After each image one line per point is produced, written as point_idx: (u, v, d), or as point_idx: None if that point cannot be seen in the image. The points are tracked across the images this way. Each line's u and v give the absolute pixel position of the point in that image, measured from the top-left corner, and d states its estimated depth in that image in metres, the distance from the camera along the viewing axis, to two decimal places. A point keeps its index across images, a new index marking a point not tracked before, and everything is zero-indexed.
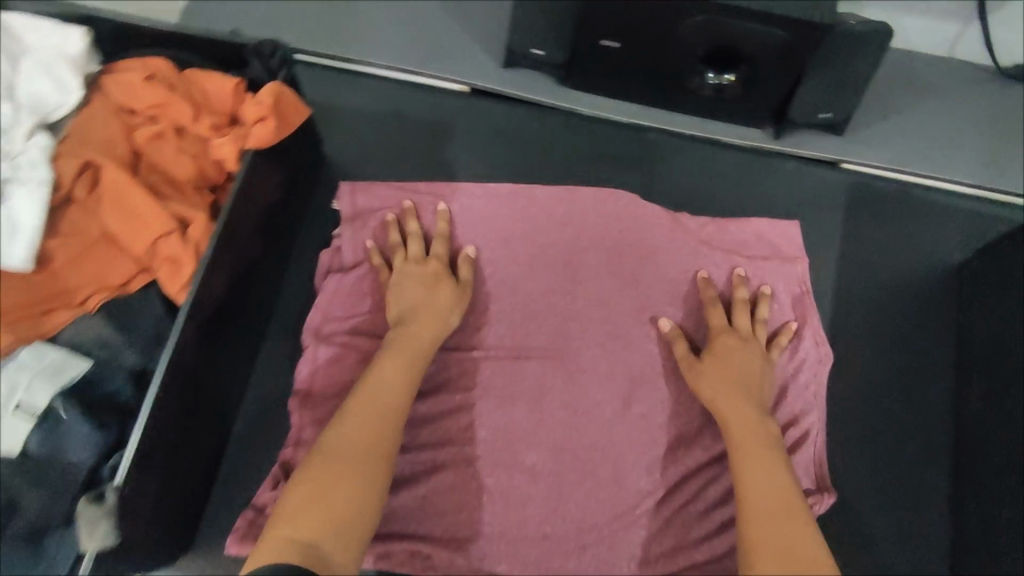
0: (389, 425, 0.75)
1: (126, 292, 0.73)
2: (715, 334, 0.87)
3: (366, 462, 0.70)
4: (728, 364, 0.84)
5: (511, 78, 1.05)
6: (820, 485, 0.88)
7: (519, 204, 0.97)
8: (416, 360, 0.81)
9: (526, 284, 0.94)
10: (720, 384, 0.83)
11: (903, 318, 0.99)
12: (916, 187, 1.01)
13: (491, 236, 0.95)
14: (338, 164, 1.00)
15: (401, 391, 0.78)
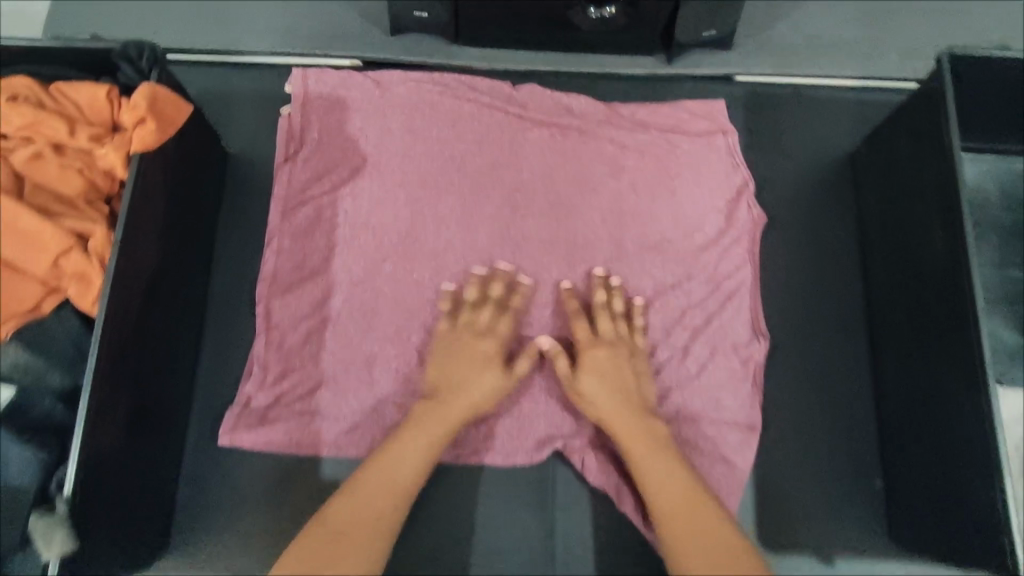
0: (388, 505, 0.74)
1: (39, 316, 0.67)
2: (584, 349, 0.83)
3: (361, 529, 0.72)
4: (609, 374, 0.82)
5: (396, 44, 0.99)
6: (754, 332, 0.89)
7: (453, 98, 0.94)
8: (445, 431, 0.79)
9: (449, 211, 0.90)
10: (601, 400, 0.81)
11: (811, 220, 0.96)
12: (805, 90, 1.00)
13: (404, 158, 0.91)
14: (237, 157, 0.95)
15: (411, 459, 0.77)
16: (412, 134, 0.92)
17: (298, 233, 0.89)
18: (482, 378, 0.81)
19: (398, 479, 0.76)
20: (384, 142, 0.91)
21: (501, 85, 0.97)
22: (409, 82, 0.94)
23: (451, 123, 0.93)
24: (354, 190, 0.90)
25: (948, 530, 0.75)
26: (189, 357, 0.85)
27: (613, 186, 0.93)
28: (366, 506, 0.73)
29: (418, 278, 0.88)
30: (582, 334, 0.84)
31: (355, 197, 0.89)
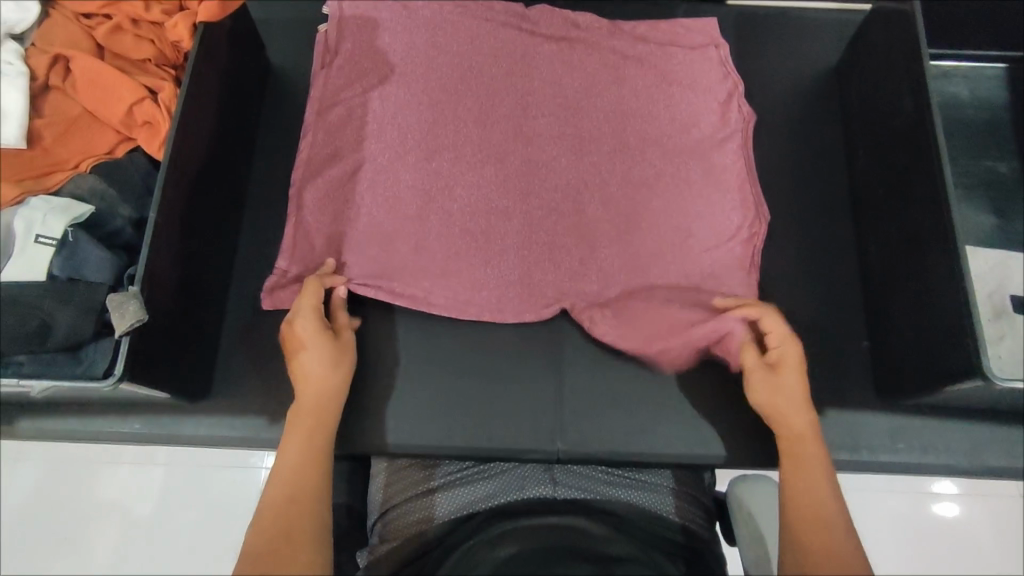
0: (316, 482, 0.69)
1: (113, 159, 0.78)
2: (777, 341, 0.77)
3: (305, 507, 0.66)
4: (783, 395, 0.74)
5: None
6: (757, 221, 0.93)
7: (474, 16, 1.01)
8: (326, 411, 0.74)
9: (467, 101, 0.96)
10: (779, 393, 0.75)
11: (801, 121, 1.03)
12: (790, 11, 1.10)
13: (422, 54, 0.98)
14: (276, 70, 1.06)
15: (314, 427, 0.72)
16: (432, 48, 0.99)
17: (326, 127, 0.96)
18: (333, 362, 0.76)
19: (313, 443, 0.71)
20: (408, 54, 0.98)
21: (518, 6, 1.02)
22: (434, 5, 1.01)
23: (468, 39, 0.99)
24: (381, 93, 0.96)
25: (928, 361, 0.80)
26: (228, 231, 0.93)
27: (617, 91, 0.98)
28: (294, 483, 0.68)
29: (437, 168, 0.93)
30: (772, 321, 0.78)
31: (382, 98, 0.95)
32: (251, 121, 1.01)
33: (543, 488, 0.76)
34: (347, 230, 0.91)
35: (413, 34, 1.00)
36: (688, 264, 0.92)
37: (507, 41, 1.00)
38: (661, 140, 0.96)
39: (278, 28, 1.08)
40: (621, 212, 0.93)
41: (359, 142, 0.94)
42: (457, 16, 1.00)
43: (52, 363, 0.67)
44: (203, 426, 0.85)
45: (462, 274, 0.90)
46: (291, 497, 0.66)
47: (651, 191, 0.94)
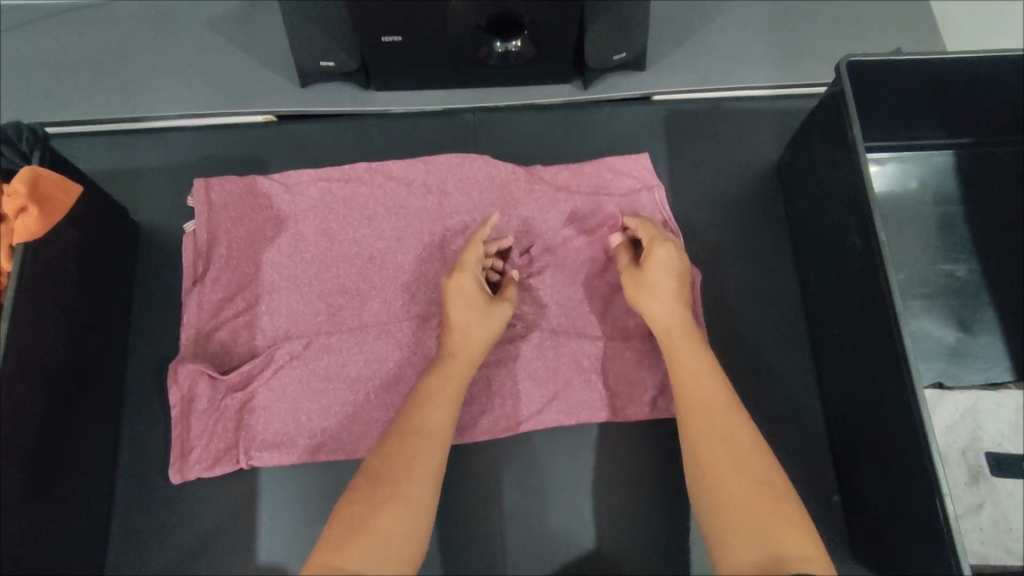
0: (427, 475, 0.67)
1: None
2: (652, 245, 0.82)
3: (408, 486, 0.66)
4: (666, 275, 0.80)
5: (306, 95, 0.96)
6: None
7: (375, 183, 0.92)
8: (463, 375, 0.77)
9: (377, 275, 0.89)
10: (653, 296, 0.79)
11: (744, 232, 0.94)
12: (723, 103, 1.00)
13: (321, 226, 0.91)
14: (149, 227, 0.91)
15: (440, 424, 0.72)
16: (322, 239, 0.90)
17: (210, 348, 0.84)
18: (459, 373, 0.77)
19: (432, 430, 0.71)
20: (295, 252, 0.90)
21: (416, 165, 0.93)
22: (318, 182, 0.92)
23: (381, 233, 0.91)
24: (271, 303, 0.87)
25: (906, 548, 0.72)
26: (105, 445, 0.80)
27: (544, 264, 0.90)
28: (404, 462, 0.67)
29: (349, 395, 0.83)
30: (657, 252, 0.81)
31: (271, 308, 0.87)
32: (125, 299, 0.87)
33: None
34: (251, 441, 0.80)
35: (306, 194, 0.92)
36: (633, 464, 0.85)
37: (413, 204, 0.92)
38: (590, 319, 0.89)
39: (146, 174, 0.93)
40: (550, 414, 0.85)
41: (253, 355, 0.85)
42: (358, 210, 0.92)
43: None
44: None
45: None
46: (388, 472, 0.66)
47: (585, 386, 0.86)
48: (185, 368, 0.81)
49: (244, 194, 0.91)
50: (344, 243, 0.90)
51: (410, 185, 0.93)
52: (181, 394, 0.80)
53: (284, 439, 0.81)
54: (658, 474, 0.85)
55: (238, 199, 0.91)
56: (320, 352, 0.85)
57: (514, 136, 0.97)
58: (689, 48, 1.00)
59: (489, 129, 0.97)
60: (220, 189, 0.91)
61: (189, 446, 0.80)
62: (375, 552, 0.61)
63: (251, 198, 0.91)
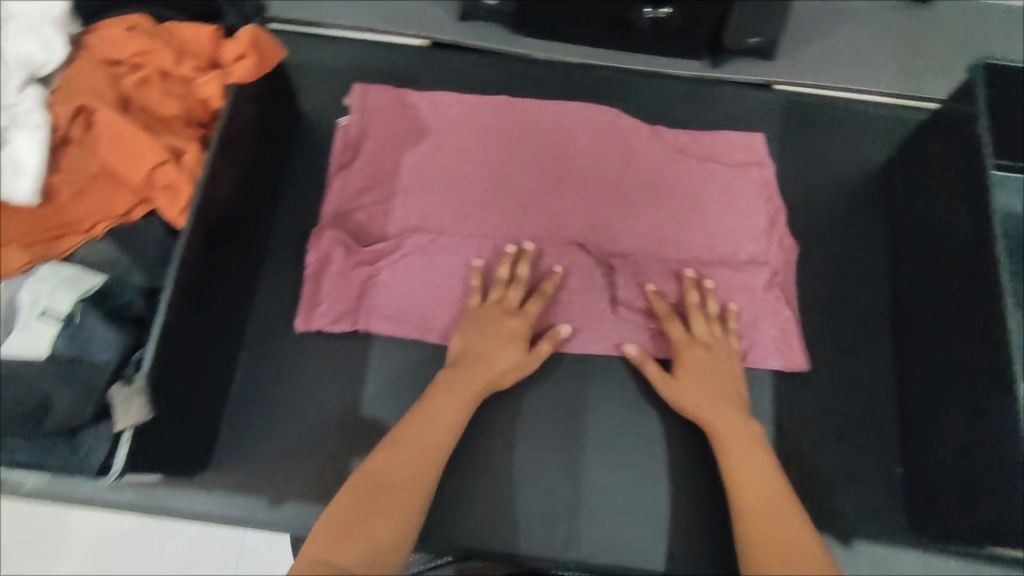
0: (416, 487, 0.72)
1: (129, 222, 0.74)
2: (681, 348, 0.84)
3: (402, 504, 0.70)
4: (704, 375, 0.82)
5: (463, 28, 1.07)
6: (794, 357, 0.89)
7: (512, 113, 1.01)
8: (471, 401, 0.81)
9: (502, 193, 0.97)
10: (694, 379, 0.82)
11: (845, 220, 0.99)
12: (840, 101, 1.06)
13: (459, 140, 0.99)
14: (308, 118, 1.02)
15: (432, 443, 0.77)
16: (457, 153, 0.99)
17: (346, 226, 0.94)
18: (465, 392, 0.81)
19: (428, 453, 0.76)
20: (431, 159, 0.98)
21: (551, 105, 1.02)
22: (462, 103, 1.01)
23: (512, 156, 0.99)
24: (404, 198, 0.96)
25: (972, 516, 0.76)
26: (244, 290, 0.89)
27: (653, 212, 0.97)
28: (396, 480, 0.72)
29: (461, 289, 0.91)
30: (692, 352, 0.84)
31: (404, 203, 0.96)
32: (279, 173, 0.97)
33: None
34: (371, 310, 0.89)
35: (449, 112, 1.01)
36: None
37: (544, 137, 1.00)
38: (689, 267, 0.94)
39: (312, 73, 1.05)
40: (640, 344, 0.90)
41: (383, 239, 0.93)
42: (494, 132, 1.00)
43: (44, 450, 0.64)
44: (201, 497, 0.82)
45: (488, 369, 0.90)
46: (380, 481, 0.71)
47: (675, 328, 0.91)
48: (326, 234, 0.91)
49: (394, 103, 1.01)
50: (476, 159, 0.99)
51: (544, 120, 1.01)
52: (316, 254, 0.90)
53: (400, 315, 0.89)
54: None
55: (389, 105, 1.01)
56: (442, 248, 0.93)
57: (643, 97, 1.06)
58: (816, 47, 1.08)
59: (621, 87, 1.06)
60: (375, 94, 1.00)
61: (318, 302, 0.89)
62: (371, 552, 0.63)
63: (401, 107, 1.01)
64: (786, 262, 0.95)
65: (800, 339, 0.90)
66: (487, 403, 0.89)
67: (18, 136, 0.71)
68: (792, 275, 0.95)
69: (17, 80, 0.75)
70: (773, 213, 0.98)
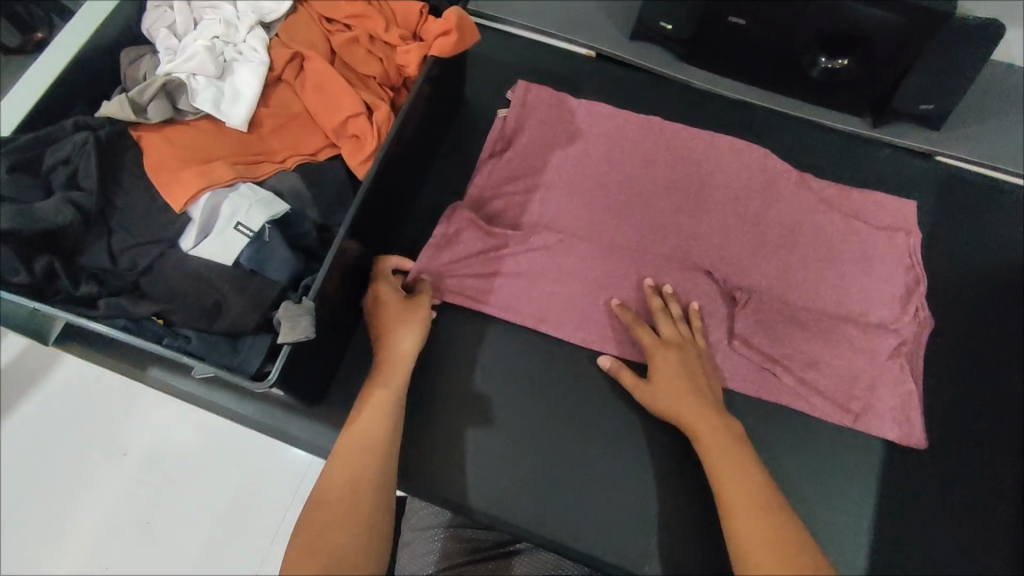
0: (379, 451, 0.69)
1: (315, 161, 0.80)
2: (654, 352, 0.85)
3: (368, 465, 0.67)
4: (674, 377, 0.82)
5: (630, 46, 1.10)
6: (909, 434, 0.86)
7: (664, 134, 1.03)
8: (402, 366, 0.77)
9: (641, 207, 0.98)
10: (667, 386, 0.82)
11: (988, 307, 0.95)
12: (1003, 184, 1.02)
13: (607, 149, 1.02)
14: (470, 104, 1.08)
15: (373, 435, 0.70)
16: (603, 163, 1.01)
17: (487, 209, 0.98)
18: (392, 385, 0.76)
19: (379, 417, 0.72)
20: (578, 164, 1.01)
21: (703, 134, 1.03)
22: (616, 116, 1.04)
23: (656, 174, 1.00)
24: (545, 195, 0.99)
25: None
26: (385, 248, 0.95)
27: (788, 257, 0.95)
28: (363, 443, 0.69)
29: (583, 290, 0.93)
30: (659, 356, 0.84)
31: (544, 200, 0.98)
32: (435, 148, 1.03)
33: None
34: (497, 291, 0.93)
35: (603, 122, 1.04)
36: (814, 463, 0.87)
37: (691, 163, 1.01)
38: (816, 318, 0.92)
39: (482, 63, 1.11)
40: (751, 385, 0.89)
41: (519, 227, 0.97)
42: (643, 149, 1.02)
43: (214, 346, 0.69)
44: (310, 426, 0.87)
45: (594, 372, 0.91)
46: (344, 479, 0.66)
47: (790, 376, 0.89)
48: (466, 216, 0.95)
49: (553, 103, 1.05)
50: (620, 170, 1.01)
51: (694, 147, 1.02)
52: (445, 229, 0.95)
53: (523, 302, 0.93)
54: (837, 484, 0.86)
55: (549, 103, 1.05)
56: (573, 248, 0.95)
57: (794, 144, 1.06)
58: (988, 125, 1.04)
59: (773, 130, 1.06)
60: (537, 92, 1.04)
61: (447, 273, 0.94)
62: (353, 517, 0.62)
63: (558, 108, 1.05)
64: (919, 336, 0.92)
65: (921, 415, 0.87)
66: (587, 405, 0.89)
67: (242, 69, 0.80)
68: (922, 351, 0.91)
69: (247, 22, 0.83)
70: (913, 284, 0.94)
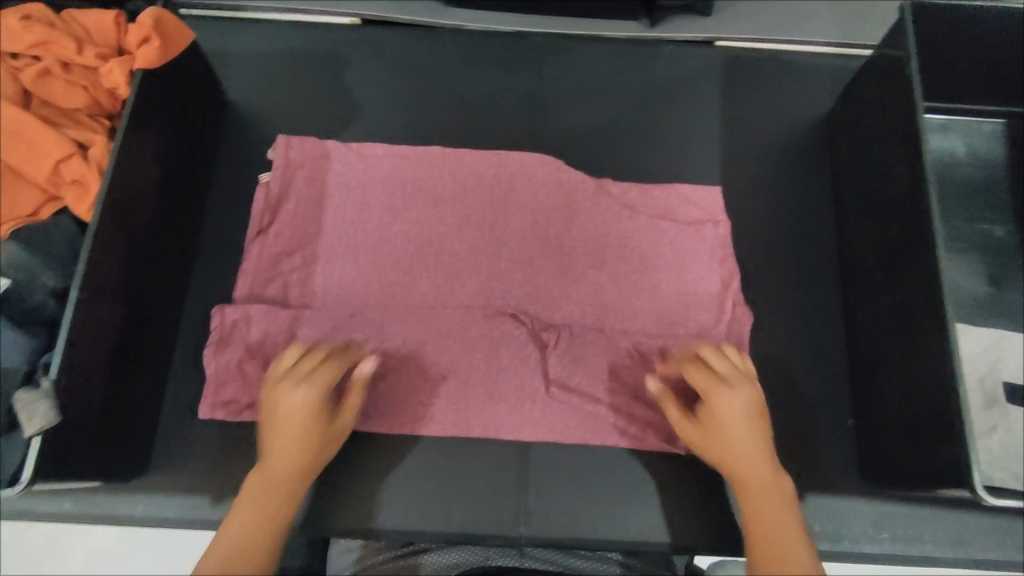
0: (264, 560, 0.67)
1: (36, 221, 0.71)
2: (708, 399, 0.71)
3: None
4: (721, 429, 0.69)
5: (392, 4, 1.03)
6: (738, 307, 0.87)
7: (445, 165, 0.93)
8: (305, 466, 0.73)
9: (430, 195, 0.92)
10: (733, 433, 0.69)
11: (787, 175, 0.98)
12: (779, 54, 1.04)
13: (384, 199, 0.92)
14: (235, 106, 0.99)
15: (268, 523, 0.69)
16: (390, 182, 0.93)
17: (279, 214, 0.92)
18: (305, 445, 0.73)
19: (269, 515, 0.70)
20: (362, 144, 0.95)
21: (489, 154, 0.94)
22: (392, 157, 0.94)
23: (441, 211, 0.92)
24: (327, 265, 0.90)
25: (917, 459, 0.74)
26: (176, 285, 0.87)
27: (596, 275, 0.88)
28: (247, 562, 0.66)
29: (396, 270, 0.89)
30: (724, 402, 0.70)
31: (326, 271, 0.89)
32: (205, 163, 0.94)
33: (509, 560, 0.76)
34: (308, 298, 0.88)
35: (377, 164, 0.94)
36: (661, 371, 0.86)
37: (476, 118, 1.00)
38: (634, 230, 0.91)
39: (239, 57, 1.01)
40: (577, 430, 0.82)
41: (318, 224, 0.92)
42: (422, 179, 0.93)
43: None
44: (138, 492, 0.80)
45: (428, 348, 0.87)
46: (266, 488, 0.71)
47: (616, 414, 0.83)
48: (219, 323, 0.84)
49: (319, 146, 0.95)
50: (408, 223, 0.91)
51: (480, 99, 1.01)
52: (222, 321, 0.84)
53: (337, 300, 0.88)
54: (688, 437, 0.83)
55: (315, 147, 0.95)
56: (375, 231, 0.91)
57: (580, 64, 1.03)
58: (753, 0, 1.05)
59: (556, 55, 1.03)
60: (300, 145, 0.94)
61: (224, 385, 0.83)
62: None
63: (326, 160, 0.94)
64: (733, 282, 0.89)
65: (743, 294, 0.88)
66: (425, 383, 0.83)
67: None
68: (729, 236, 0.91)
69: None
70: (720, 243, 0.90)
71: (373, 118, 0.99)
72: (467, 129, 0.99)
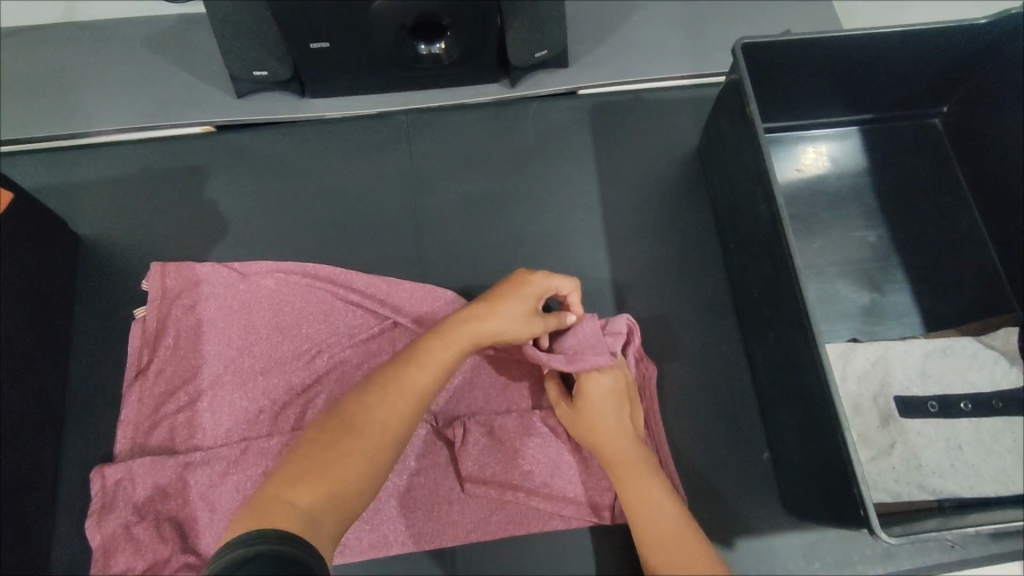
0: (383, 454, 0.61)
1: None
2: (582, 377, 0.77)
3: (368, 438, 0.61)
4: (597, 413, 0.75)
5: (244, 105, 0.99)
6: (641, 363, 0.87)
7: (323, 269, 0.90)
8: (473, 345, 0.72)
9: (309, 305, 0.88)
10: (603, 408, 0.75)
11: (669, 214, 0.98)
12: (644, 92, 1.05)
13: (267, 318, 0.87)
14: (91, 241, 0.93)
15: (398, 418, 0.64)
16: (270, 300, 0.88)
17: (152, 351, 0.86)
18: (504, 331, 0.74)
19: (378, 420, 0.63)
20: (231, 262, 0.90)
21: (379, 281, 0.89)
22: (275, 272, 0.89)
23: (325, 319, 0.88)
24: (213, 399, 0.84)
25: (823, 491, 0.75)
26: (48, 451, 0.82)
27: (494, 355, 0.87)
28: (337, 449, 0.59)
29: (287, 391, 0.85)
30: (600, 376, 0.77)
31: (213, 404, 0.84)
32: (66, 310, 0.89)
33: None
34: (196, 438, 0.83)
35: (254, 280, 0.88)
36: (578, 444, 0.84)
37: (350, 211, 0.97)
38: None
39: (88, 186, 0.96)
40: (495, 520, 0.81)
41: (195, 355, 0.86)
42: (301, 290, 0.89)
43: None
44: None
45: None
46: (353, 424, 0.61)
47: (533, 497, 0.81)
48: (102, 482, 0.80)
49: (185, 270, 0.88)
50: (292, 338, 0.87)
51: (351, 190, 0.98)
52: (103, 484, 0.79)
53: (227, 434, 0.83)
54: (611, 504, 0.81)
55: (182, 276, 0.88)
56: (257, 355, 0.86)
57: (448, 136, 1.01)
58: (609, 43, 1.06)
59: (422, 130, 1.01)
60: (177, 272, 0.88)
61: (114, 552, 0.78)
62: (328, 498, 0.56)
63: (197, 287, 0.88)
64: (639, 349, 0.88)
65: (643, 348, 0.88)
66: None
67: None
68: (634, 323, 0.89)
69: None
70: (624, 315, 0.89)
71: (242, 228, 0.95)
72: (343, 223, 0.96)
